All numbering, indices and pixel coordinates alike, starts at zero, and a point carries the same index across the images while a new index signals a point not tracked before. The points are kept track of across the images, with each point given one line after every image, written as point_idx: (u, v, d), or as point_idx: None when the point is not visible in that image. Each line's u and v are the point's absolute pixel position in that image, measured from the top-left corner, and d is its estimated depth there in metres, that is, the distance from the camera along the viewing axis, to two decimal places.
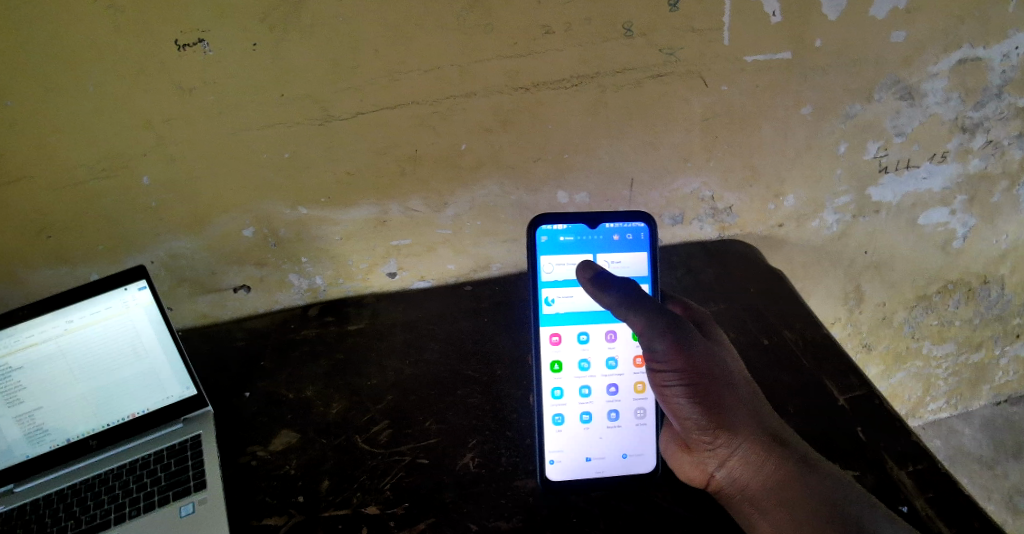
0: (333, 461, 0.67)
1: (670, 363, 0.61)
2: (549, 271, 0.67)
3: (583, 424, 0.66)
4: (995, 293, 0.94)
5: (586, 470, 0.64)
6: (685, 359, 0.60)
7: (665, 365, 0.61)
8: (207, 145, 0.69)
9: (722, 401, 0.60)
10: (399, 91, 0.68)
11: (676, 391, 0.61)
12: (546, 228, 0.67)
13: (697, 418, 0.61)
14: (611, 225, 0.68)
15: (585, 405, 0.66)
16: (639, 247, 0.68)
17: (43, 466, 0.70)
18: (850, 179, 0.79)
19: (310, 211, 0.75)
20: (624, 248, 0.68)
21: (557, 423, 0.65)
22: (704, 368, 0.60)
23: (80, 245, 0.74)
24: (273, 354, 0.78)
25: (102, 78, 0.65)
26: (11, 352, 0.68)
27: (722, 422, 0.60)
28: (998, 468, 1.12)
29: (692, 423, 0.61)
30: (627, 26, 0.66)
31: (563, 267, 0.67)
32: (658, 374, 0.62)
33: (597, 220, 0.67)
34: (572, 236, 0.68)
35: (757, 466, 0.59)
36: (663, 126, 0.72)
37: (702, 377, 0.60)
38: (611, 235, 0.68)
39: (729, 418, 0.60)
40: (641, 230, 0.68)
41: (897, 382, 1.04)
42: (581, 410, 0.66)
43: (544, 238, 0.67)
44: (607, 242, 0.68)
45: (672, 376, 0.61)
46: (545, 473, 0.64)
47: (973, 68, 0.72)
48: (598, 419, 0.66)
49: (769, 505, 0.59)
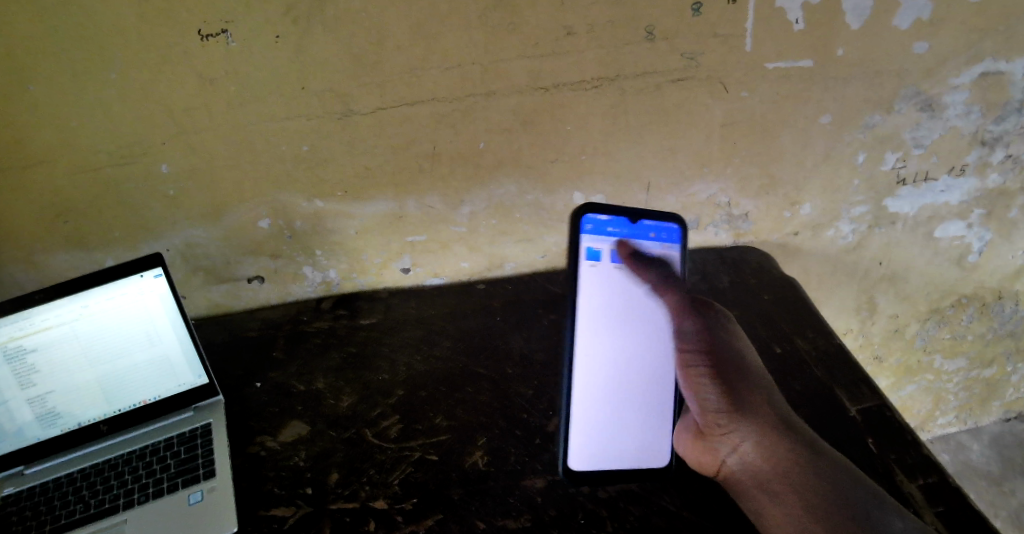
0: (341, 453, 0.67)
1: (696, 340, 0.68)
2: (589, 259, 0.67)
3: (606, 414, 0.66)
4: (1009, 309, 0.93)
5: (604, 460, 0.65)
6: None
7: (691, 341, 0.68)
8: (228, 134, 0.70)
9: (740, 383, 0.63)
10: (421, 87, 0.68)
11: (699, 370, 0.67)
12: (591, 216, 0.68)
13: (715, 399, 0.65)
14: (648, 223, 0.69)
15: (612, 393, 0.67)
16: (670, 248, 0.70)
17: (55, 449, 0.71)
18: (867, 190, 0.78)
19: (326, 204, 0.75)
20: (656, 247, 0.70)
21: (584, 414, 0.66)
22: (726, 347, 0.67)
23: (98, 230, 0.75)
24: (285, 344, 0.79)
25: (126, 65, 0.65)
26: (25, 334, 0.67)
27: (737, 404, 0.64)
28: (1005, 485, 1.10)
29: (709, 405, 0.65)
30: (649, 29, 0.66)
31: (603, 256, 0.68)
32: (685, 351, 0.68)
33: (638, 216, 0.69)
34: (614, 228, 0.68)
35: (768, 450, 0.62)
36: (682, 131, 0.72)
37: (724, 358, 0.67)
38: (647, 233, 0.69)
39: (746, 401, 0.64)
40: (674, 233, 0.70)
41: (907, 395, 1.04)
42: (605, 401, 0.66)
43: (588, 227, 0.68)
44: (643, 238, 0.69)
45: (697, 354, 0.67)
46: (567, 463, 0.64)
47: (995, 82, 0.71)
48: (623, 408, 0.66)
49: (778, 490, 0.60)
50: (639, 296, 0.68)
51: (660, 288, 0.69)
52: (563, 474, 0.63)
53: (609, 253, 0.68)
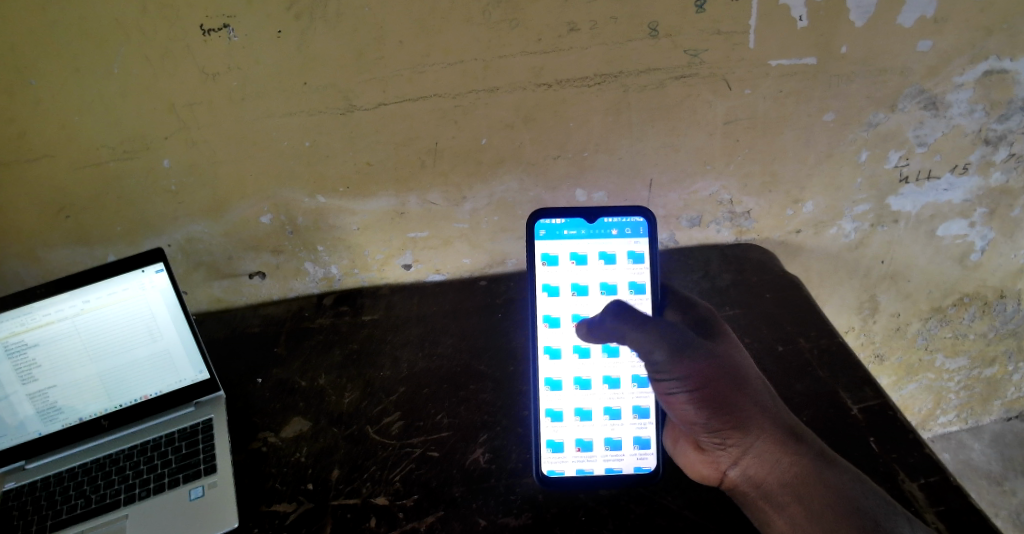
0: (344, 450, 0.67)
1: (675, 372, 0.60)
2: (545, 264, 0.68)
3: (581, 419, 0.66)
4: (1011, 308, 0.93)
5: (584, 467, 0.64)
6: (685, 367, 0.60)
7: (668, 375, 0.60)
8: (230, 130, 0.69)
9: (730, 400, 0.60)
10: (423, 83, 0.68)
11: (682, 400, 0.61)
12: (545, 221, 0.68)
13: (709, 418, 0.61)
14: (610, 219, 0.68)
15: (585, 396, 0.66)
16: (639, 242, 0.68)
17: (56, 443, 0.71)
18: (870, 188, 0.78)
19: (328, 200, 0.75)
20: (621, 244, 0.68)
21: (554, 417, 0.66)
22: (705, 371, 0.60)
23: (100, 225, 0.75)
24: (286, 340, 0.79)
25: (127, 60, 0.65)
26: (26, 329, 0.67)
27: (733, 421, 0.61)
28: (1006, 484, 1.10)
29: (701, 424, 0.61)
30: (652, 26, 0.65)
31: (561, 260, 0.68)
32: (663, 385, 0.61)
33: (596, 214, 0.68)
34: (571, 230, 0.68)
35: (774, 462, 0.60)
36: (686, 128, 0.72)
37: (710, 383, 0.60)
38: (610, 230, 0.68)
39: (743, 415, 0.61)
40: (640, 225, 0.68)
41: (908, 394, 1.04)
42: (578, 404, 0.66)
43: (543, 232, 0.68)
44: (606, 236, 0.68)
45: (677, 384, 0.61)
46: (542, 469, 0.63)
47: (998, 81, 0.71)
48: (598, 414, 0.66)
49: (783, 501, 0.59)
50: (606, 295, 0.68)
51: (630, 287, 0.68)
52: (538, 480, 0.63)
53: (568, 256, 0.68)
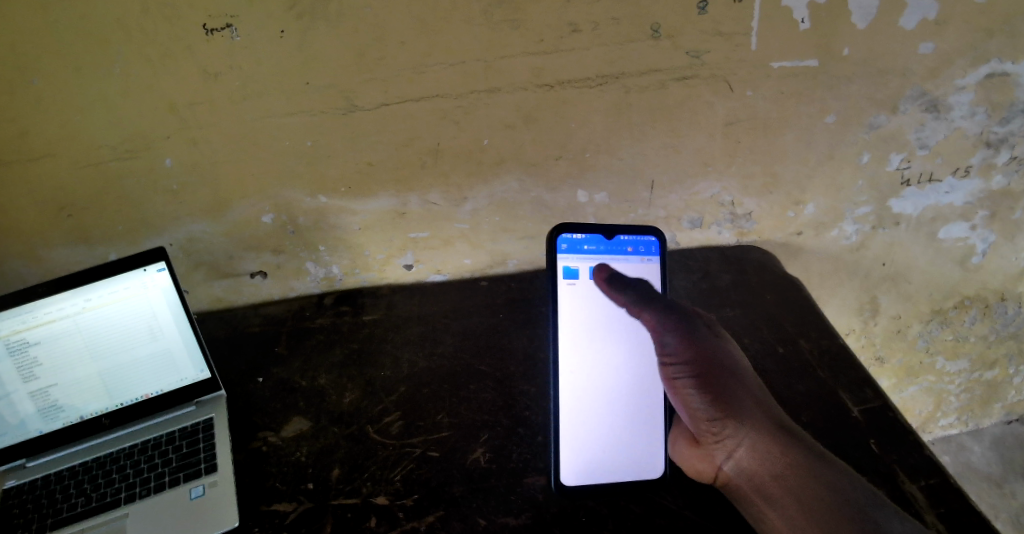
0: (344, 450, 0.67)
1: (679, 355, 0.66)
2: (568, 279, 0.67)
3: (591, 426, 0.65)
4: (1011, 311, 0.93)
5: (600, 475, 0.64)
6: (691, 351, 0.66)
7: (673, 356, 0.66)
8: (232, 130, 0.70)
9: (727, 388, 0.64)
10: (425, 83, 0.68)
11: (684, 384, 0.65)
12: (566, 236, 0.68)
13: (704, 408, 0.64)
14: (625, 237, 0.69)
15: (596, 404, 0.66)
16: (650, 262, 0.69)
17: (56, 442, 0.71)
18: (871, 190, 0.78)
19: (329, 200, 0.75)
20: (635, 261, 0.69)
21: (566, 424, 0.65)
22: (707, 357, 0.66)
23: (101, 224, 0.75)
24: (287, 340, 0.79)
25: (130, 58, 0.65)
26: (27, 327, 0.67)
27: (728, 409, 0.63)
28: (1006, 487, 1.10)
29: (699, 414, 0.64)
30: (654, 27, 0.66)
31: (582, 275, 0.68)
32: (667, 368, 0.66)
33: (613, 232, 0.69)
34: (590, 246, 0.69)
35: (764, 454, 0.61)
36: (687, 130, 0.72)
37: (710, 370, 0.65)
38: (625, 247, 0.69)
39: (737, 405, 0.63)
40: (653, 245, 0.70)
41: (909, 396, 1.04)
42: (589, 413, 0.65)
43: (564, 247, 0.68)
44: (622, 254, 0.69)
45: (681, 369, 0.66)
46: (560, 477, 0.63)
47: (1000, 83, 0.71)
48: (609, 421, 0.65)
49: (776, 495, 0.59)
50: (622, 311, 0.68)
51: None
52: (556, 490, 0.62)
53: (589, 272, 0.68)
